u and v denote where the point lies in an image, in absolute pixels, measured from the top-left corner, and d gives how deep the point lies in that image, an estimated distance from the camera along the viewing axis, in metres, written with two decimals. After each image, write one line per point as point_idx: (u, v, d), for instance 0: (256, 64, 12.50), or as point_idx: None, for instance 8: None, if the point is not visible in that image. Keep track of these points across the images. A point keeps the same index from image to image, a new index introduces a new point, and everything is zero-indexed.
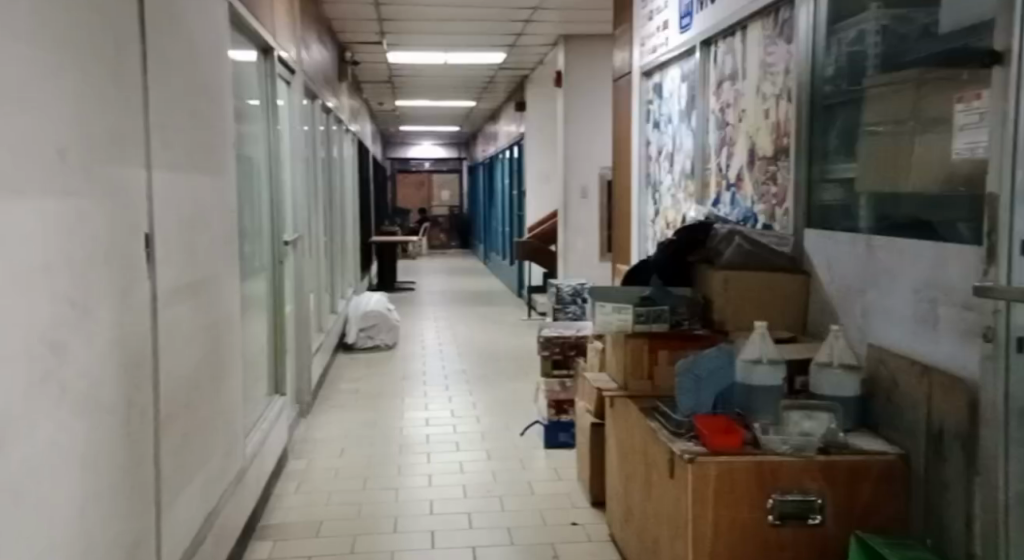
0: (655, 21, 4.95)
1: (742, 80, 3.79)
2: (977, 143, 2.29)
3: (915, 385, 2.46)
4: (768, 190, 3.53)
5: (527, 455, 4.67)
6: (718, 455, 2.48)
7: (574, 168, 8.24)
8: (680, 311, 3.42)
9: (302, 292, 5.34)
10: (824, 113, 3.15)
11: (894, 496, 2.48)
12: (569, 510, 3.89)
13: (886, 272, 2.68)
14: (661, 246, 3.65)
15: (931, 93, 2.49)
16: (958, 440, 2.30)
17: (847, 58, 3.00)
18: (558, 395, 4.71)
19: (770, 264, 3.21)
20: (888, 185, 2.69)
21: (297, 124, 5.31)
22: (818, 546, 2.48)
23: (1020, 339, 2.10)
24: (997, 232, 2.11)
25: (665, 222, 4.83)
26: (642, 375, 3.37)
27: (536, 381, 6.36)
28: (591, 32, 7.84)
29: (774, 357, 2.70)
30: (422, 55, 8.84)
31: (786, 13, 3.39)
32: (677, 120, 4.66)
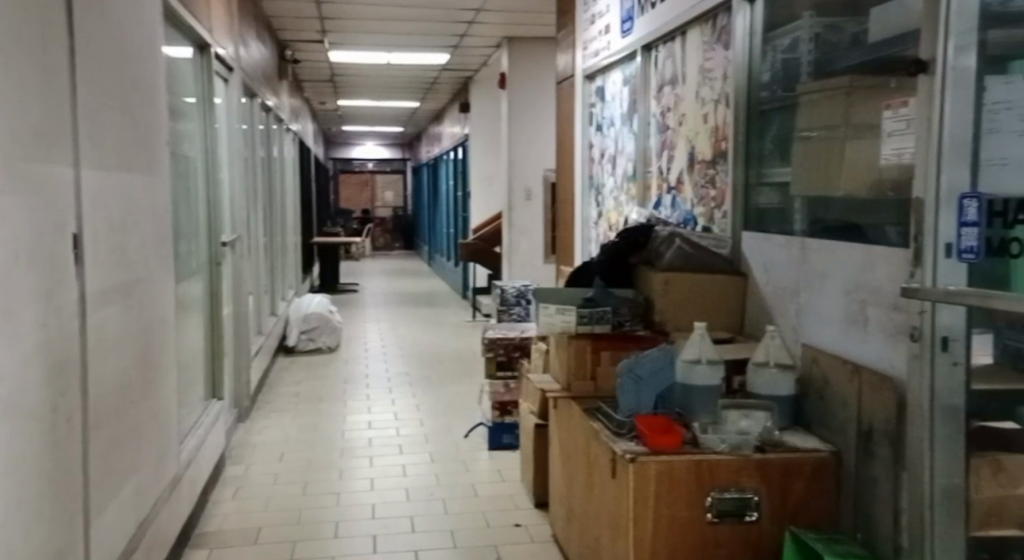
0: (597, 25, 5.01)
1: (682, 84, 3.85)
2: (904, 148, 2.36)
3: (846, 384, 2.53)
4: (708, 193, 3.59)
5: (470, 457, 4.68)
6: (658, 455, 2.51)
7: (519, 169, 8.27)
8: (621, 312, 3.48)
9: (241, 294, 5.28)
10: (761, 118, 3.22)
11: (826, 492, 2.54)
12: (511, 512, 3.91)
13: (820, 274, 2.74)
14: (604, 247, 3.70)
15: (861, 100, 2.57)
16: (886, 437, 2.37)
17: (781, 64, 3.07)
18: (502, 397, 4.73)
19: (709, 265, 3.27)
20: (821, 189, 2.76)
21: (236, 123, 5.25)
22: (754, 543, 2.54)
23: (945, 338, 2.18)
24: (923, 236, 2.18)
25: (608, 224, 4.88)
26: (585, 376, 3.27)
27: (481, 382, 6.38)
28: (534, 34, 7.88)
29: (713, 358, 2.75)
30: (364, 55, 8.80)
31: (723, 19, 3.45)
32: (619, 123, 4.71)
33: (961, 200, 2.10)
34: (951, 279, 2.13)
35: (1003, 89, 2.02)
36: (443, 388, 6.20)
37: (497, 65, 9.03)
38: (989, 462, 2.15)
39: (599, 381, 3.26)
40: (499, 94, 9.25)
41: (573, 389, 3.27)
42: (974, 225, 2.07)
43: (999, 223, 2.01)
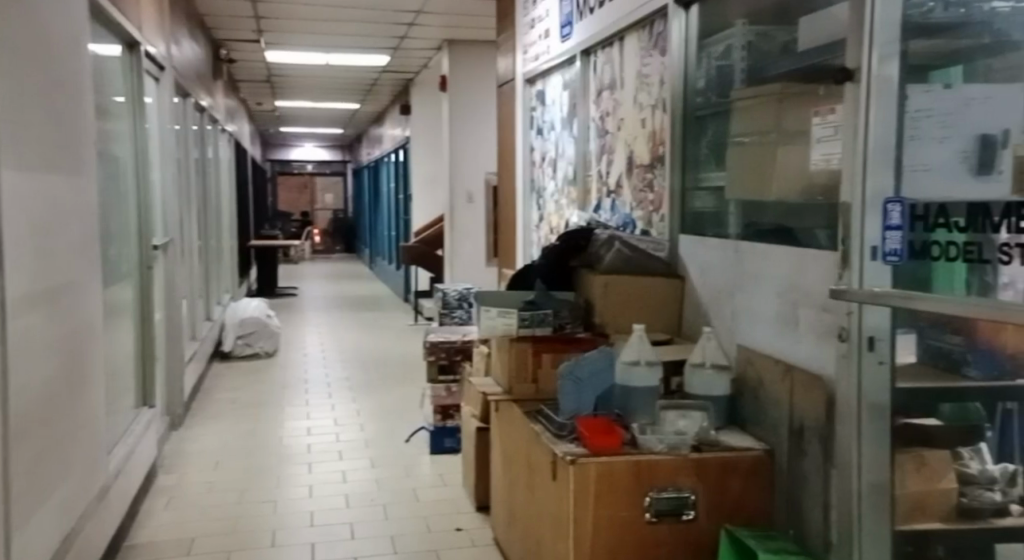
0: (536, 29, 5.04)
1: (621, 89, 3.90)
2: (832, 155, 2.43)
3: (779, 384, 2.59)
4: (646, 197, 3.64)
5: (411, 461, 4.68)
6: (598, 456, 2.53)
7: (460, 173, 8.29)
8: (562, 314, 3.51)
9: (173, 299, 5.19)
10: (697, 123, 3.28)
11: (760, 489, 2.60)
12: (453, 516, 3.92)
13: (754, 277, 2.81)
14: (545, 250, 3.74)
15: (791, 107, 2.64)
16: (817, 436, 2.43)
17: (716, 71, 3.15)
18: (444, 400, 4.78)
19: (647, 268, 3.33)
20: (755, 193, 2.83)
21: (168, 124, 5.17)
22: (691, 540, 2.58)
23: (872, 338, 2.24)
24: (851, 239, 2.22)
25: (549, 227, 4.93)
26: (526, 379, 3.29)
27: (421, 386, 6.38)
28: (474, 37, 7.90)
29: (651, 359, 2.81)
30: (301, 56, 8.72)
31: (659, 26, 3.51)
32: (559, 127, 4.75)
33: (885, 205, 2.17)
34: (877, 280, 2.19)
35: (923, 97, 2.12)
36: (383, 393, 6.18)
37: (437, 68, 9.02)
38: (913, 457, 2.25)
39: (540, 384, 3.29)
40: (439, 96, 9.25)
41: (515, 392, 3.29)
42: (899, 228, 2.15)
43: (921, 226, 2.11)
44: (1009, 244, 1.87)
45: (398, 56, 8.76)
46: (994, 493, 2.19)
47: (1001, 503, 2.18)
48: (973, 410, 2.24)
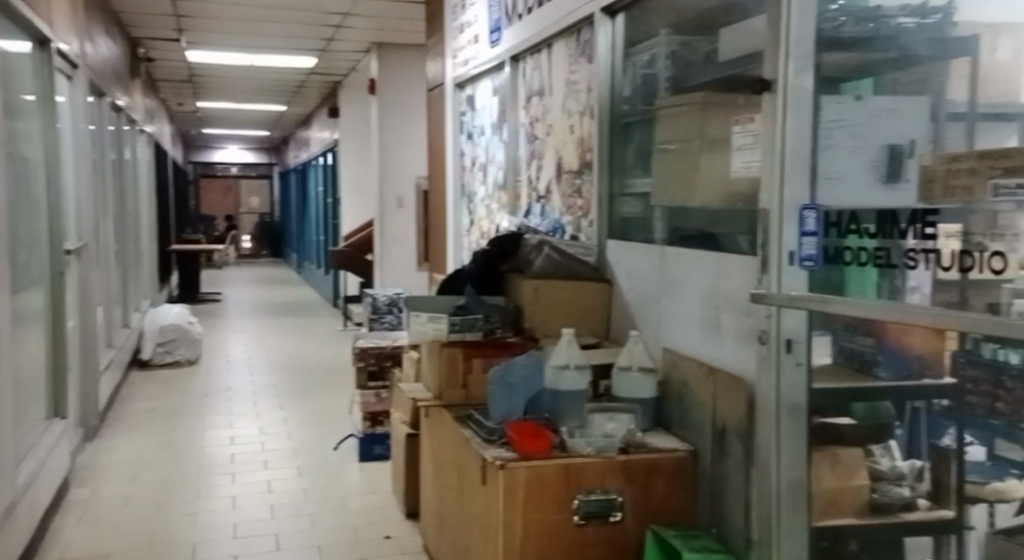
0: (465, 34, 5.07)
1: (549, 95, 3.95)
2: (751, 163, 2.51)
3: (702, 385, 2.65)
4: (574, 203, 3.69)
5: (340, 469, 4.65)
6: (528, 460, 2.54)
7: (390, 178, 8.27)
8: (493, 319, 3.51)
9: (88, 305, 5.07)
10: (623, 130, 3.35)
11: (685, 489, 2.66)
12: (381, 524, 3.91)
13: (679, 282, 2.87)
14: (475, 256, 3.75)
15: (713, 115, 2.71)
16: (738, 437, 2.50)
17: (641, 80, 3.21)
18: (373, 406, 4.74)
19: (576, 272, 3.38)
20: (680, 199, 2.89)
21: (81, 122, 5.04)
22: (619, 541, 2.62)
23: (789, 340, 2.32)
24: (769, 244, 2.29)
25: (480, 232, 4.95)
26: (456, 385, 3.30)
27: (350, 393, 6.33)
28: (403, 41, 7.89)
29: (579, 363, 2.84)
30: (223, 56, 8.59)
31: (586, 34, 3.56)
32: (489, 133, 4.79)
33: (801, 212, 2.24)
34: (794, 284, 2.27)
35: (836, 108, 2.19)
36: (310, 400, 6.12)
37: (366, 71, 8.98)
38: (827, 455, 2.32)
39: (470, 389, 3.31)
40: (368, 99, 9.21)
41: (445, 398, 3.30)
42: (814, 234, 2.22)
43: (835, 232, 2.18)
44: (915, 250, 1.93)
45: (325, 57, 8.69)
46: (902, 488, 2.27)
47: (910, 497, 2.26)
48: (883, 409, 2.30)
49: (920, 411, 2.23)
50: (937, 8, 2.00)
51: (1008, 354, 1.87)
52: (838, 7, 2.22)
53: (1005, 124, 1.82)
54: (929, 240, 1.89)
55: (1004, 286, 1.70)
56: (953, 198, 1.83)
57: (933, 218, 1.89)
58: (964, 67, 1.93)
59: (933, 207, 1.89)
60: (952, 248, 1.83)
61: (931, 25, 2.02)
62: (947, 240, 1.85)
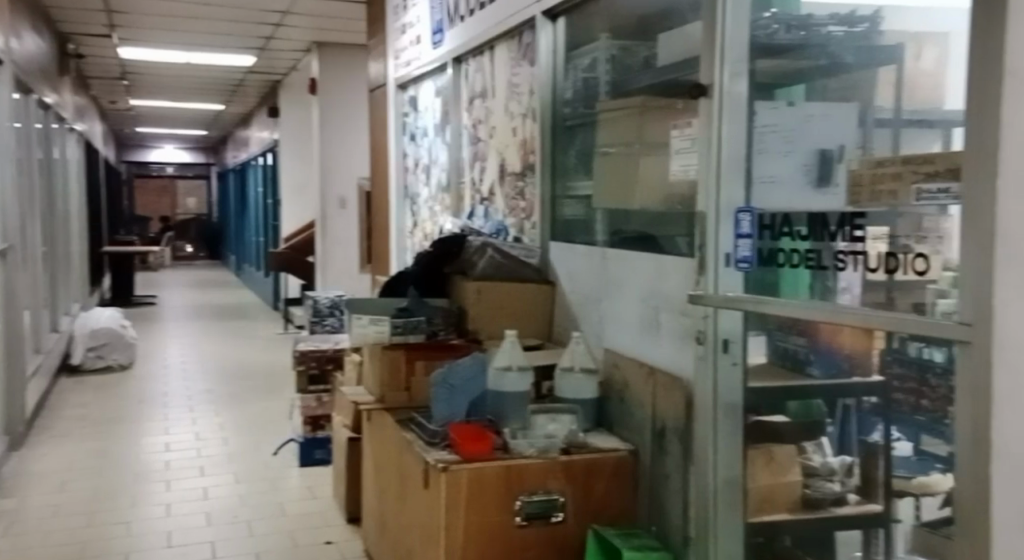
0: (408, 35, 5.06)
1: (492, 97, 3.96)
2: (689, 166, 2.56)
3: (643, 385, 2.68)
4: (517, 205, 3.71)
5: (279, 475, 4.60)
6: (469, 462, 2.54)
7: (331, 179, 8.21)
8: (436, 321, 3.51)
9: (13, 310, 4.94)
10: (565, 133, 3.38)
11: (625, 488, 2.69)
12: (322, 530, 3.88)
13: (619, 284, 2.90)
14: (418, 257, 3.74)
15: (652, 119, 2.76)
16: (677, 435, 2.54)
17: (582, 83, 3.25)
18: (315, 410, 4.71)
19: (519, 274, 3.39)
20: (622, 202, 2.93)
21: (6, 120, 4.91)
22: (560, 541, 2.64)
23: (726, 340, 2.38)
24: (706, 247, 2.36)
25: (423, 234, 4.95)
26: (398, 388, 3.28)
27: (289, 397, 6.28)
28: (344, 41, 7.84)
29: (522, 365, 2.86)
30: (158, 54, 8.44)
31: (528, 37, 3.58)
32: (431, 134, 4.78)
33: (736, 214, 2.31)
34: (730, 285, 2.33)
35: (769, 114, 2.25)
36: (248, 405, 6.04)
37: (306, 71, 8.90)
38: (762, 452, 2.39)
39: (413, 392, 3.29)
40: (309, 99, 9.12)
41: (387, 401, 3.28)
42: (749, 236, 2.28)
43: (769, 234, 2.23)
44: (845, 252, 1.98)
45: (264, 56, 8.59)
46: (833, 484, 2.31)
47: (841, 492, 2.29)
48: (816, 406, 2.35)
49: (851, 409, 2.24)
50: (865, 18, 2.05)
51: (933, 350, 1.82)
52: (771, 15, 2.29)
53: (928, 130, 1.81)
54: (858, 242, 1.94)
55: (929, 286, 1.75)
56: (879, 202, 1.87)
57: (861, 220, 1.93)
58: (890, 75, 1.98)
59: (860, 211, 1.93)
60: (879, 250, 1.89)
61: (859, 34, 2.08)
62: (874, 243, 1.90)
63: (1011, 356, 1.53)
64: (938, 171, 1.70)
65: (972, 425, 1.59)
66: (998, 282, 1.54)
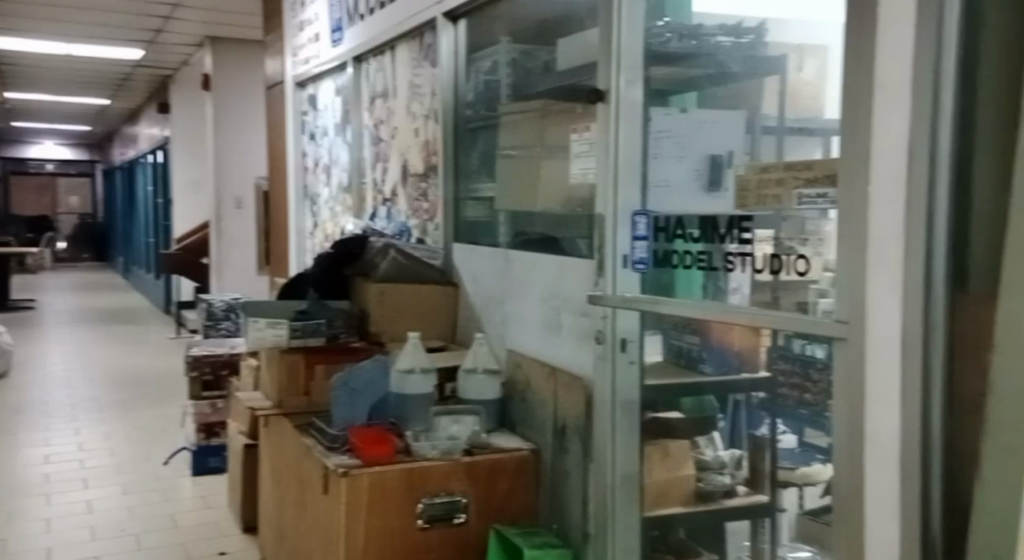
0: (306, 32, 5.01)
1: (393, 97, 3.96)
2: (588, 169, 2.63)
3: (544, 384, 2.73)
4: (420, 206, 3.72)
5: (171, 485, 4.49)
6: (370, 467, 2.53)
7: (226, 178, 8.04)
8: (337, 324, 3.51)
9: None
10: (468, 135, 3.40)
11: (527, 487, 2.73)
12: (216, 540, 3.82)
13: (521, 286, 2.93)
14: (318, 258, 3.70)
15: (553, 123, 2.81)
16: (577, 433, 2.59)
17: (484, 85, 3.29)
18: (208, 417, 4.68)
19: (422, 276, 3.38)
20: (525, 204, 2.98)
21: None
22: (461, 541, 2.66)
23: (624, 339, 2.44)
24: (604, 249, 2.42)
25: (324, 234, 4.91)
26: (297, 393, 3.28)
27: (181, 404, 6.13)
28: (237, 35, 7.69)
29: (425, 367, 2.87)
30: (39, 44, 8.12)
31: (429, 38, 3.59)
32: (332, 134, 4.75)
33: (633, 217, 2.38)
34: (628, 286, 2.38)
35: (663, 119, 2.35)
36: (136, 413, 5.88)
37: (198, 66, 8.70)
38: (658, 447, 2.47)
39: (312, 396, 3.28)
40: (202, 95, 8.91)
41: (285, 405, 3.27)
42: (645, 238, 2.36)
43: (664, 236, 2.31)
44: (733, 254, 2.06)
45: (154, 49, 8.35)
46: (723, 476, 2.43)
47: (730, 485, 2.42)
48: (708, 402, 2.46)
49: (741, 404, 2.34)
50: (750, 29, 2.14)
51: (815, 346, 1.92)
52: (664, 23, 2.38)
53: (808, 138, 1.89)
54: (746, 245, 2.02)
55: (810, 286, 1.83)
56: (764, 206, 1.97)
57: (748, 223, 2.02)
58: (774, 85, 2.06)
59: (746, 214, 2.02)
60: (765, 252, 1.97)
61: (745, 45, 2.16)
62: (761, 244, 1.98)
63: (881, 353, 1.62)
64: (817, 177, 1.80)
65: (848, 418, 1.68)
66: (870, 283, 1.63)
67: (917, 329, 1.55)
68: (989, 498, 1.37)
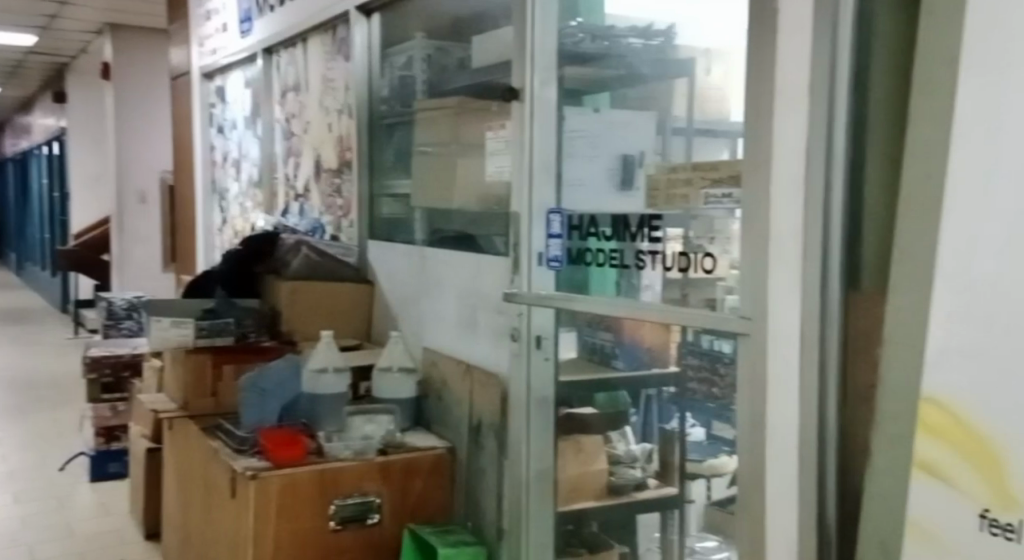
0: (213, 22, 4.91)
1: (305, 91, 3.92)
2: (503, 167, 2.65)
3: (460, 382, 2.73)
4: (334, 202, 3.69)
5: (68, 492, 4.36)
6: (280, 469, 2.50)
7: (129, 172, 7.82)
8: (246, 323, 3.44)
9: None
10: (383, 131, 3.39)
11: (441, 487, 2.73)
12: (117, 548, 3.72)
13: (437, 283, 2.94)
14: (225, 256, 3.64)
15: (468, 120, 2.82)
16: (492, 431, 2.62)
17: (398, 81, 3.27)
18: (108, 421, 4.59)
19: (336, 274, 3.35)
20: (440, 203, 2.97)
21: None
22: (374, 542, 2.65)
23: (539, 337, 2.47)
24: (519, 247, 2.44)
25: (233, 231, 4.83)
26: (205, 394, 3.23)
27: (79, 408, 5.95)
28: (138, 23, 7.49)
29: (339, 366, 2.85)
30: None
31: (342, 32, 3.55)
32: (241, 127, 4.67)
33: (547, 216, 2.41)
34: (543, 283, 2.42)
35: (577, 119, 2.39)
36: (31, 418, 5.68)
37: (98, 54, 8.44)
38: (571, 443, 2.51)
39: (220, 398, 3.24)
40: (101, 85, 8.65)
41: (191, 408, 3.22)
42: (559, 236, 2.39)
43: (577, 235, 2.34)
44: (645, 252, 2.10)
45: (51, 36, 8.07)
46: (635, 470, 2.48)
47: (641, 478, 2.48)
48: (621, 398, 2.48)
49: (652, 399, 2.38)
50: (660, 31, 2.18)
51: (722, 342, 1.97)
52: (577, 24, 2.41)
53: (713, 140, 1.93)
54: (656, 243, 2.06)
55: (718, 284, 1.88)
56: (672, 205, 2.02)
57: (658, 222, 2.06)
58: (683, 87, 2.10)
59: (657, 213, 2.07)
60: (676, 249, 2.01)
61: (655, 47, 2.20)
62: (671, 243, 2.02)
63: (783, 349, 1.67)
64: (722, 177, 1.86)
65: (751, 413, 1.74)
66: (773, 281, 1.69)
67: (814, 326, 1.60)
68: (881, 487, 1.43)
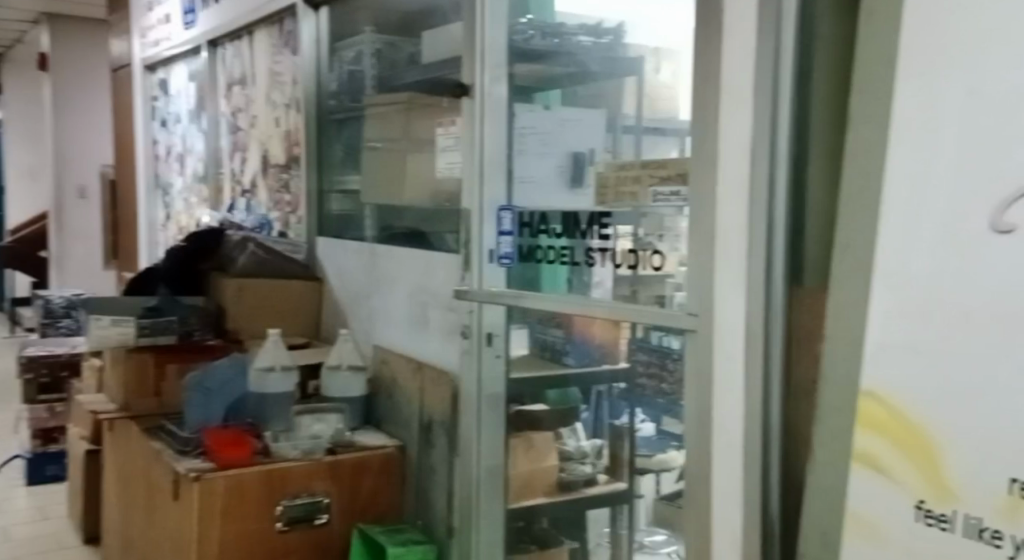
0: (155, 13, 4.82)
1: (251, 85, 3.87)
2: (453, 164, 2.64)
3: (410, 379, 2.73)
4: (281, 198, 3.65)
5: (4, 496, 4.25)
6: (225, 470, 2.46)
7: (68, 165, 7.65)
8: (189, 321, 3.37)
9: None
10: (331, 126, 3.36)
11: (391, 485, 2.72)
12: (56, 552, 3.64)
13: (386, 279, 2.92)
14: (169, 253, 3.57)
15: (419, 116, 2.81)
16: (442, 428, 2.61)
17: (347, 75, 3.24)
18: (46, 422, 4.48)
19: (283, 271, 3.32)
20: (391, 200, 2.96)
21: None
22: (322, 542, 2.63)
23: (490, 334, 2.46)
24: (470, 245, 2.44)
25: (178, 227, 4.75)
26: (147, 394, 3.16)
27: (16, 409, 5.80)
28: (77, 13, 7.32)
29: (285, 365, 2.81)
30: None
31: (290, 25, 3.52)
32: (185, 121, 4.59)
33: (498, 212, 2.42)
34: (494, 281, 2.42)
35: (527, 116, 2.40)
36: None
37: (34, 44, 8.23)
38: (522, 439, 2.53)
39: (163, 398, 3.18)
40: (38, 75, 8.44)
41: (133, 408, 3.15)
42: (510, 233, 2.40)
43: (527, 232, 2.36)
44: (595, 249, 2.12)
45: None
46: (585, 466, 2.51)
47: (591, 474, 2.50)
48: (571, 395, 2.51)
49: (603, 395, 2.40)
50: (610, 30, 2.21)
51: (671, 339, 1.98)
52: (527, 21, 2.41)
53: (663, 137, 1.95)
54: (606, 241, 2.09)
55: (667, 280, 1.90)
56: (622, 203, 2.05)
57: (608, 219, 2.08)
58: (633, 86, 2.12)
59: (606, 210, 2.09)
60: (625, 247, 2.03)
61: (605, 45, 2.23)
62: (621, 240, 2.04)
63: (729, 345, 1.69)
64: (671, 175, 1.88)
65: (699, 408, 1.77)
66: (720, 278, 1.71)
67: (759, 322, 1.62)
68: (823, 480, 1.45)
